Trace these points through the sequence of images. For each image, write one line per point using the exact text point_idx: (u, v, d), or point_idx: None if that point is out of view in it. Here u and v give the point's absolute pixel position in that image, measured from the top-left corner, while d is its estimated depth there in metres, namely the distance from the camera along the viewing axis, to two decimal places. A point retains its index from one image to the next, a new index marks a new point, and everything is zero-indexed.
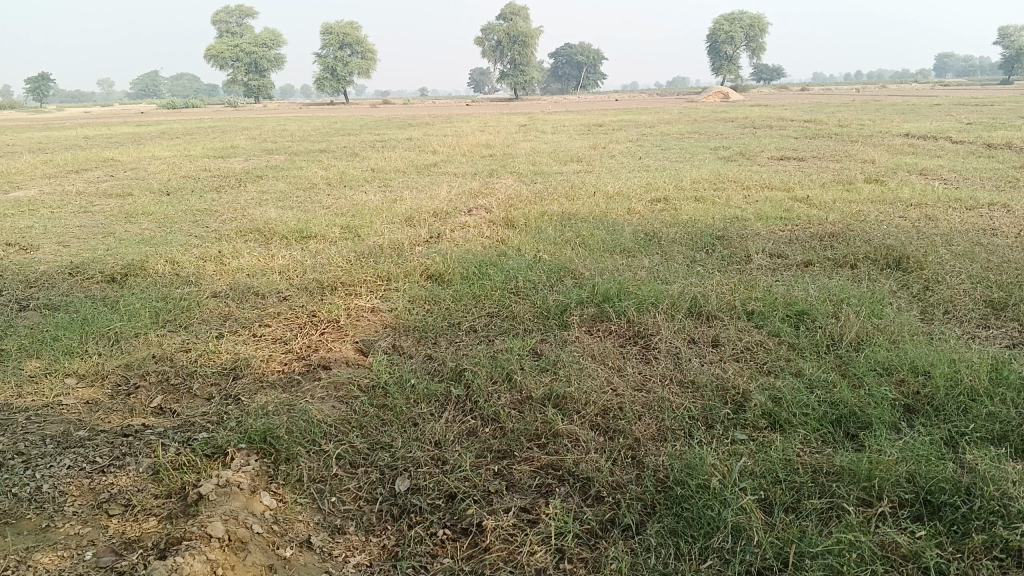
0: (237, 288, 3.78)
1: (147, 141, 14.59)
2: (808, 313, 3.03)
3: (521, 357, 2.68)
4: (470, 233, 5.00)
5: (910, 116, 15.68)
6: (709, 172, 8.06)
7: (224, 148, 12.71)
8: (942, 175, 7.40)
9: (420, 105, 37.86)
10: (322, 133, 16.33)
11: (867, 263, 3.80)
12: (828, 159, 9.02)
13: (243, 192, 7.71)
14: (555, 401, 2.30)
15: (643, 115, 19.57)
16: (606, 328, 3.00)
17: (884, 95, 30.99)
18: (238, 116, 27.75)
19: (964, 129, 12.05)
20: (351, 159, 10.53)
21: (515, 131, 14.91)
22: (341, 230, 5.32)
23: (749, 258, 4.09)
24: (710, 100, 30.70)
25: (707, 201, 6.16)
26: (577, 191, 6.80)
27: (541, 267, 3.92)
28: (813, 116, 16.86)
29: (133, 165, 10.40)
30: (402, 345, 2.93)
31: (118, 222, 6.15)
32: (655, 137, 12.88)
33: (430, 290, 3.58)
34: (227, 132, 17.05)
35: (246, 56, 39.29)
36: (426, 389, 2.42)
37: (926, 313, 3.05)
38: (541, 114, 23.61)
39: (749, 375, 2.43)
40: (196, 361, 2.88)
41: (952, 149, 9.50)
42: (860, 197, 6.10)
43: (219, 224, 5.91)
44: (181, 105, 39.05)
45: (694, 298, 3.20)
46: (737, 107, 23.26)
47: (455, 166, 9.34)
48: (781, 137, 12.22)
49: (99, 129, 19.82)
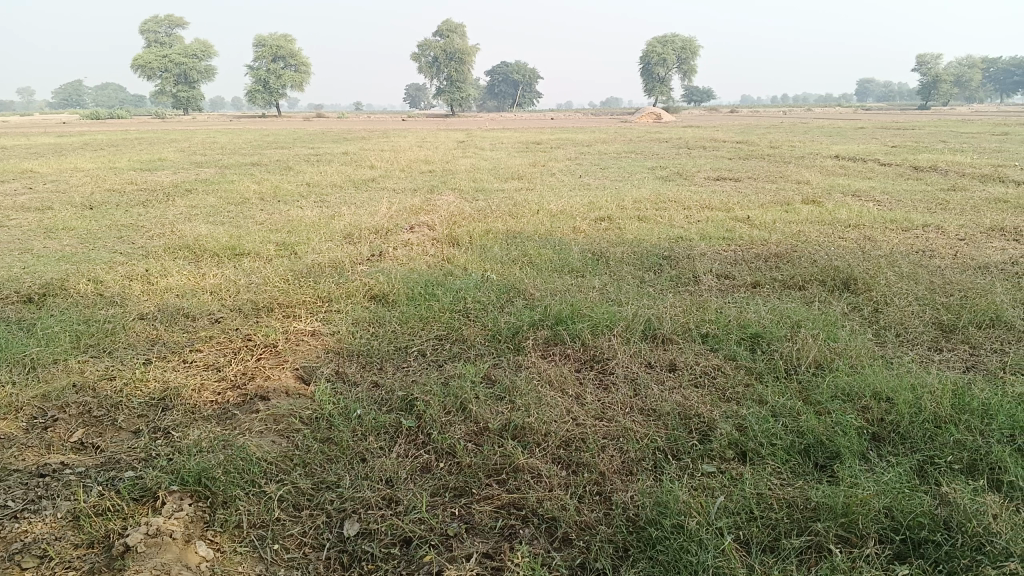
0: (166, 310, 3.56)
1: (68, 152, 14.00)
2: (763, 337, 2.98)
3: (473, 383, 2.55)
4: (413, 250, 4.86)
5: (838, 138, 16.10)
6: (649, 191, 8.08)
7: (151, 160, 12.25)
8: (874, 197, 7.55)
9: (355, 120, 37.52)
10: (254, 146, 15.99)
11: (815, 284, 3.80)
12: (764, 179, 9.15)
13: (171, 207, 7.41)
14: (514, 432, 2.18)
15: (579, 134, 19.68)
16: (561, 352, 2.90)
17: (811, 118, 31.81)
18: (164, 127, 27.00)
19: (890, 152, 12.41)
20: (285, 173, 10.26)
21: (454, 147, 14.81)
22: (277, 247, 5.12)
23: (697, 279, 4.05)
24: (644, 121, 30.90)
25: (650, 221, 6.14)
26: (520, 209, 6.71)
27: (489, 287, 3.80)
28: (745, 136, 17.20)
29: (54, 177, 9.94)
30: (346, 371, 2.77)
31: (36, 238, 5.81)
32: (594, 156, 12.94)
33: (375, 311, 3.42)
34: (154, 144, 16.51)
35: (175, 67, 38.24)
36: (374, 421, 2.27)
37: (879, 336, 3.03)
38: (478, 130, 23.45)
39: (712, 402, 2.35)
40: (121, 391, 2.67)
41: (882, 172, 9.73)
42: (800, 217, 6.16)
43: (147, 240, 5.62)
44: (105, 116, 37.80)
45: (648, 321, 3.13)
46: (670, 128, 23.66)
47: (394, 182, 9.16)
48: (717, 157, 12.41)
49: (16, 138, 19.00)
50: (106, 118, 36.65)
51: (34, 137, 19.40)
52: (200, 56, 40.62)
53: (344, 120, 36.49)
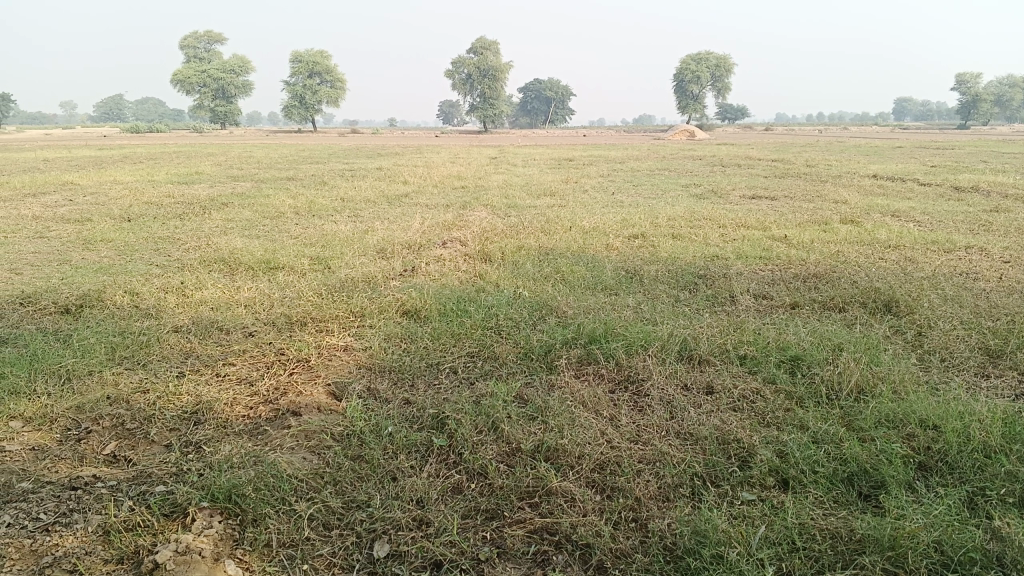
0: (200, 323, 3.58)
1: (108, 165, 14.25)
2: (802, 360, 2.91)
3: (505, 403, 2.51)
4: (446, 266, 4.85)
5: (875, 158, 15.89)
6: (683, 209, 8.02)
7: (188, 174, 12.42)
8: (914, 217, 7.41)
9: (388, 135, 37.84)
10: (289, 160, 16.15)
11: (855, 306, 3.72)
12: (800, 198, 9.04)
13: (207, 220, 7.49)
14: (548, 453, 2.14)
15: (612, 151, 19.63)
16: (594, 371, 2.85)
17: (847, 137, 31.44)
18: (201, 141, 27.47)
19: (929, 172, 12.20)
20: (319, 188, 10.35)
21: (486, 163, 14.83)
22: (310, 261, 5.14)
23: (733, 298, 3.98)
24: (677, 139, 30.73)
25: (685, 239, 6.08)
26: (552, 225, 6.68)
27: (521, 303, 3.78)
28: (781, 155, 17.04)
29: (94, 189, 10.13)
30: (377, 388, 2.74)
31: (75, 249, 5.90)
32: (627, 173, 12.88)
33: (407, 327, 3.41)
34: (191, 157, 16.76)
35: (214, 83, 38.90)
36: (405, 440, 2.24)
37: (922, 361, 2.94)
38: (510, 146, 23.51)
39: (751, 426, 2.29)
40: (154, 404, 2.68)
41: (921, 191, 9.56)
42: (837, 237, 6.05)
43: (182, 252, 5.68)
44: (145, 130, 38.50)
45: (684, 341, 3.07)
46: (702, 145, 23.59)
47: (427, 197, 9.20)
48: (752, 176, 12.29)
49: (60, 150, 19.48)
50: (146, 132, 37.37)
51: (76, 150, 19.84)
52: (239, 71, 41.27)
53: (378, 136, 36.77)
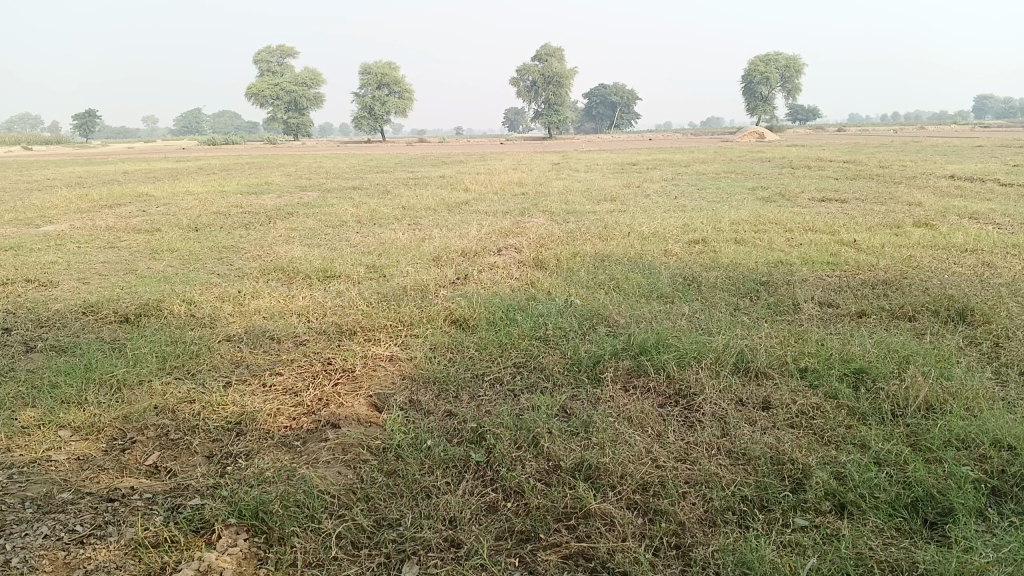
0: (251, 332, 3.58)
1: (182, 176, 14.67)
2: (867, 373, 2.75)
3: (548, 417, 2.43)
4: (499, 274, 4.79)
5: (954, 158, 15.27)
6: (748, 213, 7.80)
7: (258, 184, 12.68)
8: (994, 220, 7.04)
9: (454, 143, 38.15)
10: (355, 169, 16.36)
11: (926, 315, 3.51)
12: (872, 201, 8.71)
13: (271, 229, 7.60)
14: (589, 472, 2.05)
15: (678, 155, 19.34)
16: (643, 384, 2.75)
17: (926, 136, 30.32)
18: (274, 152, 28.19)
19: (1012, 171, 11.63)
20: (382, 196, 10.43)
21: (549, 169, 14.76)
22: (366, 270, 5.14)
23: (796, 307, 3.82)
24: (746, 141, 30.12)
25: (748, 244, 5.90)
26: (611, 231, 6.56)
27: (572, 312, 3.69)
28: (853, 156, 16.53)
29: (166, 200, 10.42)
30: (419, 400, 2.68)
31: (142, 259, 6.03)
32: (692, 177, 12.64)
33: (454, 336, 3.35)
34: (262, 168, 17.12)
35: (286, 94, 39.86)
36: (443, 454, 2.18)
37: (999, 374, 2.75)
38: (575, 151, 23.35)
39: (808, 446, 2.16)
40: (199, 414, 2.67)
41: (1003, 192, 9.10)
42: (910, 241, 5.79)
43: (243, 261, 5.76)
44: (220, 141, 39.66)
45: (740, 353, 2.94)
46: (771, 148, 23.15)
47: (487, 204, 9.17)
48: (822, 178, 11.93)
49: (139, 163, 20.20)
50: (221, 144, 38.49)
51: (153, 162, 20.50)
52: (310, 83, 42.15)
53: (445, 144, 37.07)
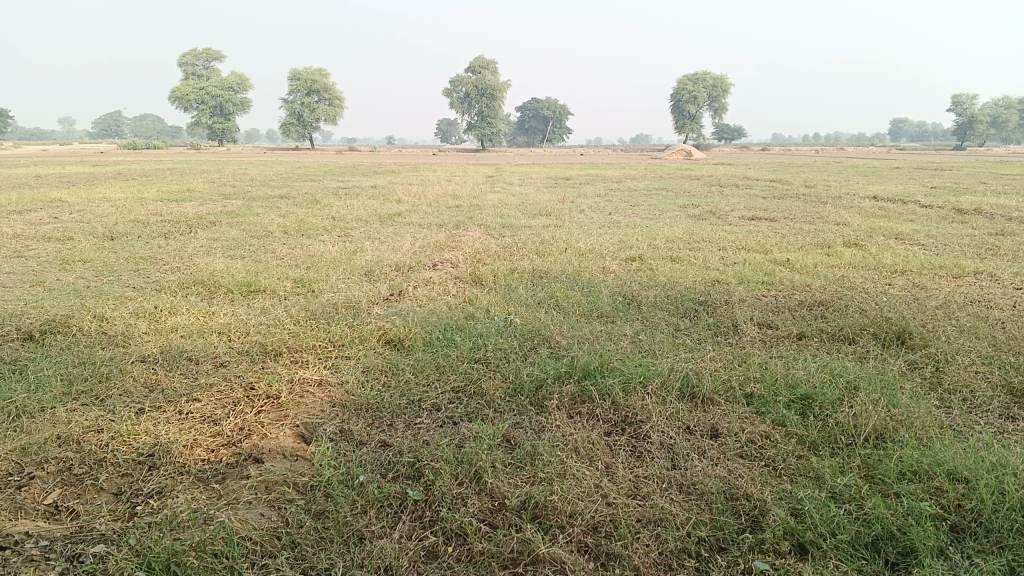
0: (168, 352, 3.35)
1: (99, 181, 14.09)
2: (814, 400, 2.69)
3: (489, 447, 2.29)
4: (434, 290, 4.64)
5: (874, 178, 15.71)
6: (682, 230, 7.83)
7: (180, 191, 12.21)
8: (919, 240, 7.21)
9: (386, 153, 37.81)
10: (284, 177, 15.96)
11: (865, 337, 3.50)
12: (801, 220, 8.85)
13: (193, 239, 7.28)
14: (536, 511, 1.91)
15: (610, 170, 19.49)
16: (588, 411, 2.63)
17: (846, 156, 31.29)
18: (199, 158, 27.47)
19: (930, 193, 12.03)
20: (311, 206, 10.15)
21: (483, 181, 14.65)
22: (293, 284, 4.92)
23: (736, 327, 3.77)
24: (674, 158, 30.74)
25: (684, 262, 5.88)
26: (547, 246, 6.47)
27: (511, 332, 3.56)
28: (779, 175, 16.91)
29: (81, 206, 9.93)
30: (351, 429, 2.51)
31: (51, 270, 5.68)
32: (625, 192, 12.72)
33: (389, 358, 3.19)
34: (185, 174, 16.56)
35: (212, 99, 38.87)
36: (377, 492, 2.01)
37: (943, 400, 2.72)
38: (507, 165, 23.32)
39: (762, 479, 2.07)
40: (107, 445, 2.44)
41: (925, 214, 9.36)
42: (842, 261, 5.85)
43: (162, 274, 5.47)
44: (142, 146, 38.44)
45: (686, 377, 2.85)
46: (700, 165, 23.58)
47: (420, 216, 9.01)
48: (751, 196, 12.12)
49: (54, 167, 19.35)
50: (143, 149, 37.29)
51: (70, 166, 19.70)
52: (238, 88, 41.18)
53: (376, 154, 36.69)
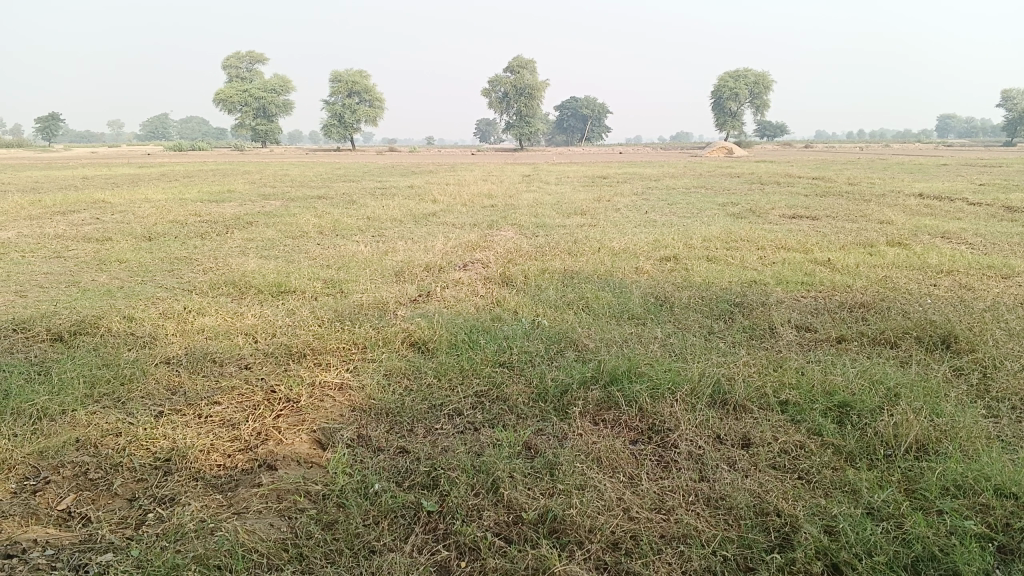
0: (192, 354, 3.33)
1: (142, 183, 14.30)
2: (852, 408, 2.57)
3: (509, 456, 2.21)
4: (463, 291, 4.58)
5: (920, 176, 15.29)
6: (720, 229, 7.67)
7: (220, 192, 12.33)
8: (966, 239, 6.97)
9: (425, 153, 37.95)
10: (322, 178, 16.06)
11: (908, 341, 3.36)
12: (843, 218, 8.63)
13: (228, 239, 7.31)
14: (554, 526, 1.83)
15: (648, 168, 19.28)
16: (613, 418, 2.54)
17: (891, 154, 30.71)
18: (240, 159, 27.81)
19: (979, 190, 11.67)
20: (347, 206, 10.17)
21: (519, 180, 14.57)
22: (322, 284, 4.90)
23: (772, 330, 3.65)
24: (714, 156, 30.46)
25: (720, 262, 5.74)
26: (581, 246, 6.37)
27: (538, 334, 3.48)
28: (821, 172, 16.60)
29: (123, 207, 10.06)
30: (369, 435, 2.45)
31: (87, 270, 5.73)
32: (662, 191, 12.55)
33: (412, 361, 3.12)
34: (226, 175, 16.73)
35: (254, 102, 39.33)
36: (391, 502, 1.95)
37: (990, 409, 2.58)
38: (545, 165, 23.22)
39: (795, 494, 1.96)
40: (124, 449, 2.41)
41: (973, 212, 9.06)
42: (884, 261, 5.67)
43: (194, 275, 5.48)
44: (186, 148, 39.09)
45: (717, 383, 2.74)
46: (741, 163, 23.22)
47: (455, 216, 8.97)
48: (792, 194, 11.88)
49: (100, 169, 19.76)
50: (187, 150, 37.88)
51: (116, 168, 20.06)
52: (280, 90, 41.65)
53: (415, 154, 36.85)
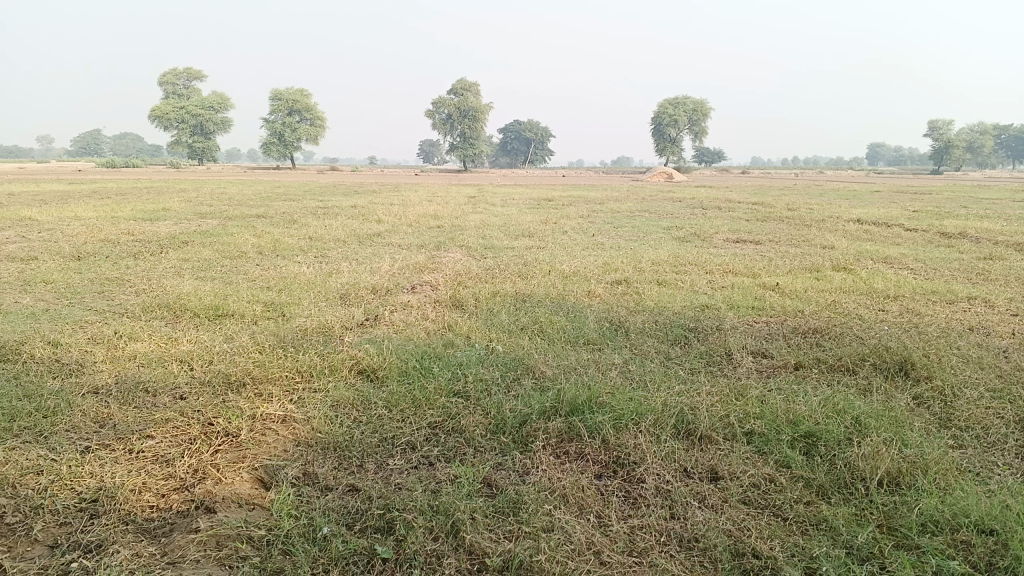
0: (123, 383, 3.10)
1: (72, 200, 13.75)
2: (819, 439, 2.50)
3: (469, 494, 2.08)
4: (412, 314, 4.44)
5: (856, 202, 15.67)
6: (667, 252, 7.68)
7: (155, 210, 11.91)
8: (907, 265, 7.09)
9: (367, 173, 37.65)
10: (262, 197, 15.68)
11: (865, 368, 3.33)
12: (786, 243, 8.74)
13: (163, 260, 7.02)
14: (521, 572, 1.71)
15: (593, 191, 19.39)
16: (575, 451, 2.43)
17: (824, 181, 31.62)
18: (175, 178, 27.06)
19: (913, 216, 12.00)
20: (288, 226, 9.91)
21: (465, 202, 14.48)
22: (264, 308, 4.70)
23: (729, 356, 3.59)
24: (655, 179, 30.98)
25: (671, 286, 5.71)
26: (530, 268, 6.28)
27: (493, 360, 3.36)
28: (761, 197, 16.91)
29: (51, 225, 9.63)
30: (317, 472, 2.28)
31: (11, 291, 5.41)
32: (608, 214, 12.59)
33: (361, 391, 2.96)
34: (162, 193, 16.24)
35: (192, 118, 38.48)
36: (343, 549, 1.79)
37: (955, 438, 2.54)
38: (490, 186, 23.18)
39: (771, 532, 1.87)
40: (45, 489, 2.19)
41: (910, 237, 9.28)
42: (832, 285, 5.71)
43: (127, 297, 5.21)
44: (121, 165, 38.01)
45: (681, 414, 2.65)
46: (682, 187, 23.53)
47: (400, 237, 8.80)
48: (735, 218, 12.04)
49: (28, 185, 19.02)
50: (121, 167, 36.83)
51: (44, 184, 19.32)
52: (219, 107, 40.88)
53: (358, 174, 36.53)
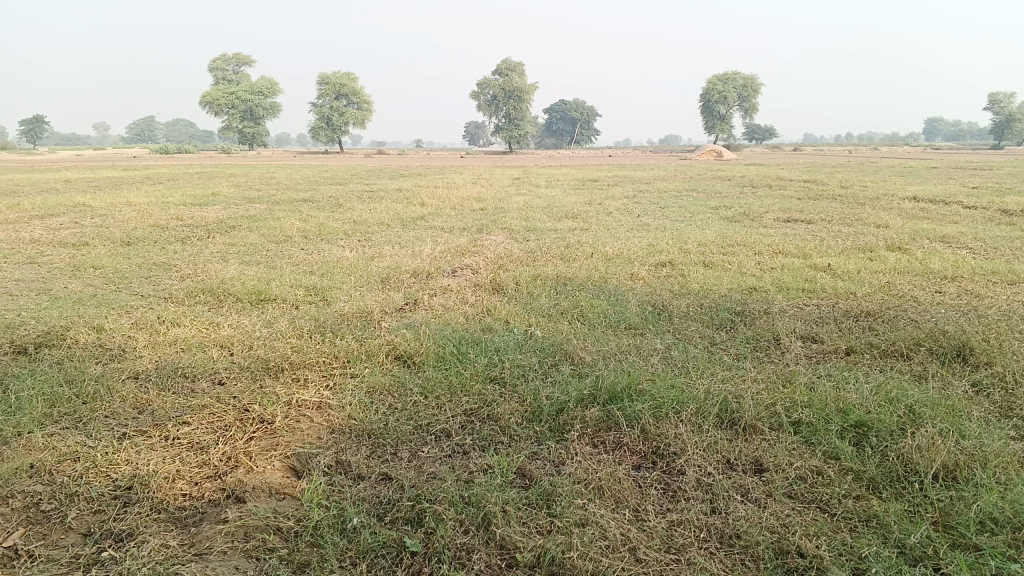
0: (162, 368, 3.11)
1: (125, 185, 14.01)
2: (870, 429, 2.39)
3: (502, 485, 2.02)
4: (452, 298, 4.39)
5: (913, 179, 15.19)
6: (714, 233, 7.51)
7: (204, 195, 12.06)
8: (966, 244, 6.81)
9: (413, 157, 37.77)
10: (309, 181, 15.79)
11: (921, 354, 3.18)
12: (838, 222, 8.48)
13: (209, 244, 7.08)
14: (552, 568, 1.65)
15: (639, 171, 19.12)
16: (613, 441, 2.35)
17: (878, 158, 30.79)
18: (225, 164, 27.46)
19: (974, 193, 11.57)
20: (333, 210, 9.95)
21: (509, 184, 14.39)
22: (305, 292, 4.70)
23: (776, 341, 3.47)
24: (704, 158, 30.46)
25: (718, 268, 5.56)
26: (573, 251, 6.19)
27: (531, 346, 3.30)
28: (813, 175, 16.47)
29: (103, 211, 9.81)
30: (349, 461, 2.25)
31: (61, 277, 5.50)
32: (654, 194, 12.39)
33: (397, 377, 2.93)
34: (211, 178, 16.47)
35: (241, 104, 38.95)
36: (372, 541, 1.75)
37: (1016, 428, 2.40)
38: (536, 167, 23.02)
39: (817, 528, 1.78)
40: (81, 476, 2.19)
41: (969, 215, 8.94)
42: (886, 266, 5.51)
43: (173, 281, 5.26)
44: (173, 151, 38.71)
45: (725, 402, 2.56)
46: (731, 167, 23.06)
47: (444, 220, 8.77)
48: (786, 197, 11.75)
49: (84, 171, 19.47)
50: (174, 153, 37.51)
51: (99, 171, 19.75)
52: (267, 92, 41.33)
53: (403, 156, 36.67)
